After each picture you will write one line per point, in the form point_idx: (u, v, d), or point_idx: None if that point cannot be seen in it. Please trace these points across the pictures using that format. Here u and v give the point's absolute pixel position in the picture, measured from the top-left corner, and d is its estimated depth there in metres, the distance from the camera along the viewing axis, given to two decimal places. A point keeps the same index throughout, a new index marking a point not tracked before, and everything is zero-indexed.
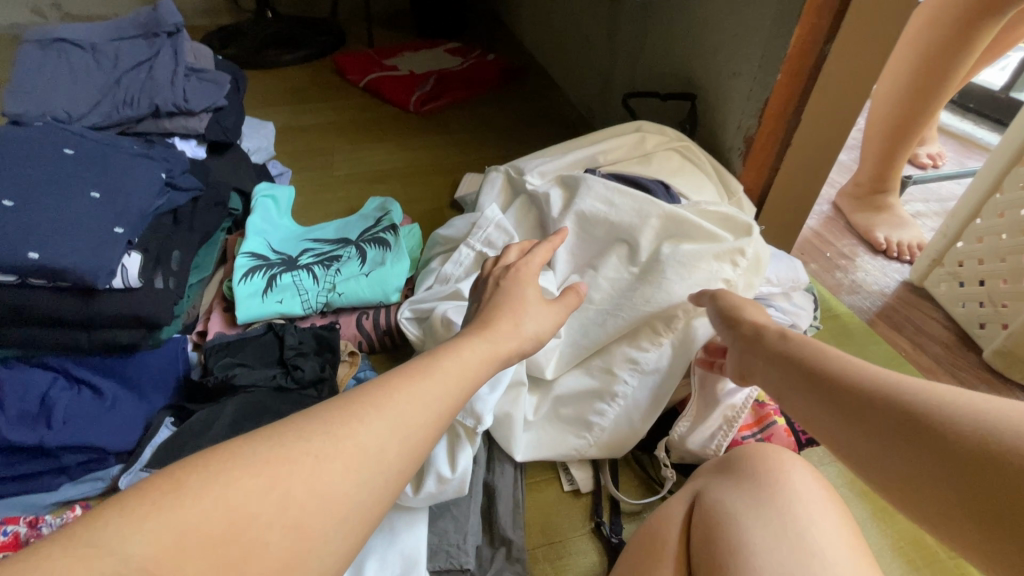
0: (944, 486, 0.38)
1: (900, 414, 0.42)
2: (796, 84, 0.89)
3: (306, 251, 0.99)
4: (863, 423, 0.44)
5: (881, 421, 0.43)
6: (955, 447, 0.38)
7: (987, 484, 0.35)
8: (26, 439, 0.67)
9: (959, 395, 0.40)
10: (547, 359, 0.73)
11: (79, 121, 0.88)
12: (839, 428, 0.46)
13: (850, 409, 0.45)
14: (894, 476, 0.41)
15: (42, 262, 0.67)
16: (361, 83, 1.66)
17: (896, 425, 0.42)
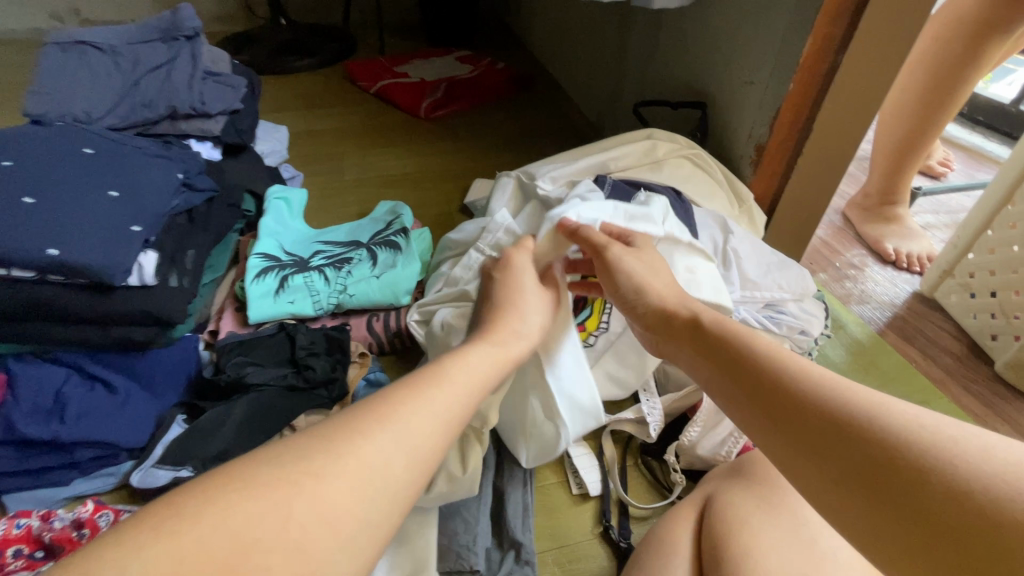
0: (878, 507, 0.35)
1: (839, 427, 0.38)
2: (807, 93, 0.89)
3: (318, 252, 0.99)
4: (798, 430, 0.40)
5: (815, 432, 0.39)
6: (896, 467, 0.35)
7: (927, 513, 0.32)
8: (39, 434, 0.68)
9: (900, 410, 0.38)
10: None
11: (98, 121, 0.89)
12: (771, 432, 0.42)
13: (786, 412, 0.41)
14: (825, 491, 0.37)
15: (61, 258, 0.67)
16: (372, 89, 1.67)
17: (831, 437, 0.38)
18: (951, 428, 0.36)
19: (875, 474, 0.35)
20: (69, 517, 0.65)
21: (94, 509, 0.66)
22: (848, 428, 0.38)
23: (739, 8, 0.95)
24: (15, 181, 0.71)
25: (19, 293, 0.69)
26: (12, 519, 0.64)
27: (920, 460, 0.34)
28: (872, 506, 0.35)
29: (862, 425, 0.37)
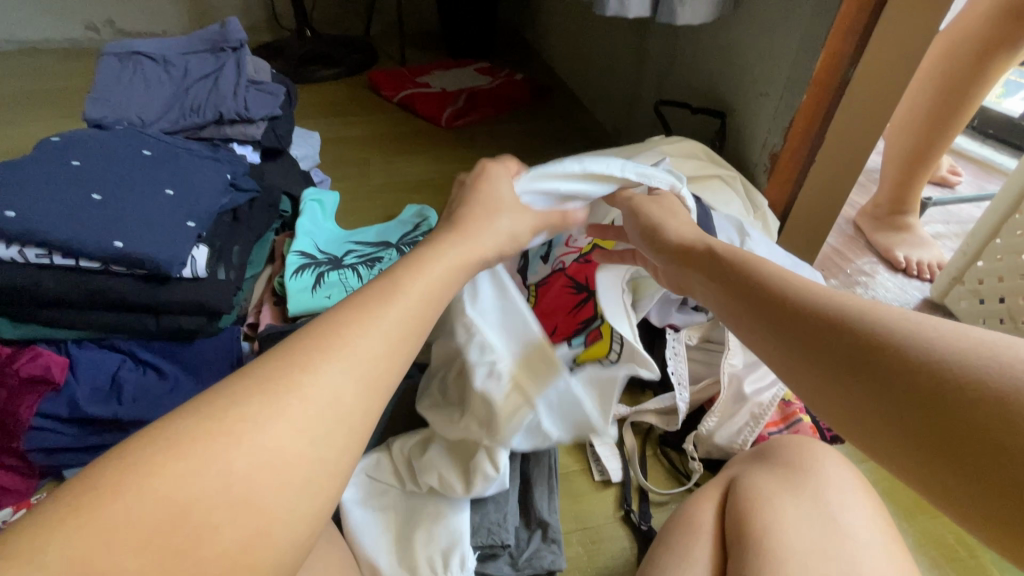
0: (897, 403, 0.36)
1: (861, 346, 0.39)
2: (821, 104, 0.94)
3: (350, 252, 1.05)
4: (819, 355, 0.41)
5: (837, 353, 0.40)
6: (920, 379, 0.35)
7: (954, 414, 0.34)
8: (100, 412, 0.74)
9: (923, 322, 0.38)
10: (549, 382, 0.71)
11: (152, 126, 0.97)
12: (793, 360, 0.43)
13: (812, 338, 0.42)
14: (853, 400, 0.39)
15: (125, 250, 0.73)
16: (395, 99, 1.73)
17: (852, 357, 0.39)
18: (976, 334, 0.36)
19: (898, 389, 0.36)
20: None
21: None
22: (869, 346, 0.38)
23: (754, 23, 1.00)
24: (83, 180, 0.77)
25: (84, 282, 0.75)
26: None
27: (945, 370, 0.35)
28: (896, 420, 0.36)
29: (883, 341, 0.38)
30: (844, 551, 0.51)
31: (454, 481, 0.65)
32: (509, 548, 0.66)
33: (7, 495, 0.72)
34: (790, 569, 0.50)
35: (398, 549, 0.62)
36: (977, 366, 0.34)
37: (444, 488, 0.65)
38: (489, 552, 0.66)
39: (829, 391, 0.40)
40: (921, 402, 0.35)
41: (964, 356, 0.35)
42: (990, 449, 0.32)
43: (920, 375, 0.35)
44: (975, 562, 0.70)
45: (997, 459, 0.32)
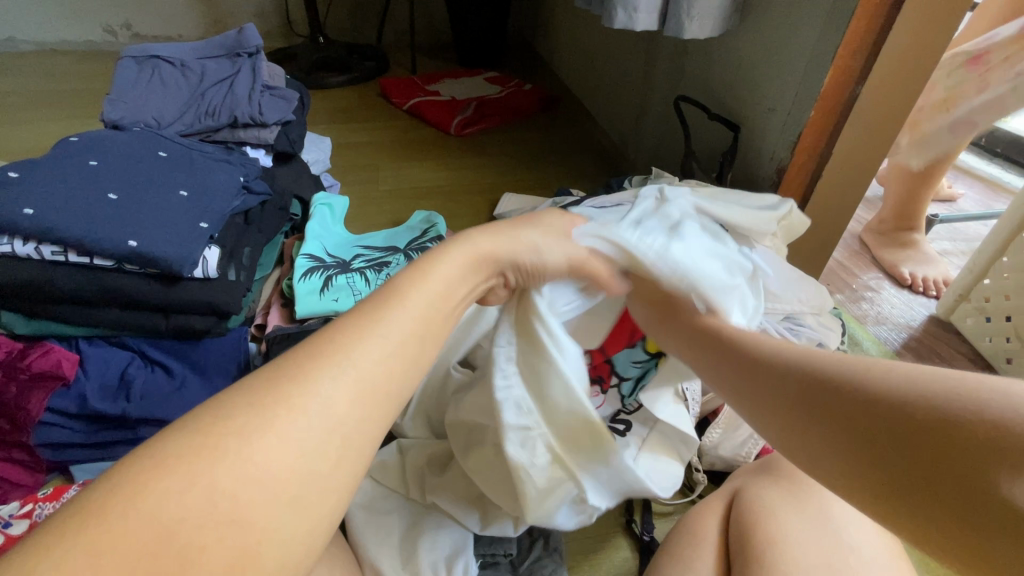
0: (860, 443, 0.39)
1: (827, 393, 0.42)
2: (827, 120, 0.95)
3: (358, 256, 1.05)
4: (795, 408, 0.44)
5: (812, 402, 0.43)
6: (876, 420, 0.38)
7: (902, 434, 0.36)
8: (109, 409, 0.75)
9: (875, 362, 0.41)
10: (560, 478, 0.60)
11: (167, 127, 0.99)
12: (777, 422, 0.46)
13: (779, 396, 0.46)
14: (831, 453, 0.41)
15: (138, 249, 0.74)
16: (405, 106, 1.75)
17: (820, 404, 0.42)
18: (922, 364, 0.39)
19: (862, 431, 0.39)
20: None
21: None
22: (832, 392, 0.42)
23: (761, 39, 1.02)
24: (100, 179, 0.79)
25: (97, 280, 0.76)
26: (83, 486, 0.71)
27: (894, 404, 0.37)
28: (861, 469, 0.38)
29: (844, 387, 0.41)
30: (846, 566, 0.51)
31: (459, 504, 0.65)
32: (511, 557, 0.66)
33: (14, 489, 0.73)
34: None
35: (402, 558, 0.61)
36: (904, 389, 0.37)
37: (449, 505, 0.66)
38: (491, 560, 0.66)
39: (807, 443, 0.43)
40: (871, 434, 0.38)
41: (907, 387, 0.37)
42: (943, 482, 0.34)
43: (861, 410, 0.39)
44: None
45: (950, 470, 0.33)
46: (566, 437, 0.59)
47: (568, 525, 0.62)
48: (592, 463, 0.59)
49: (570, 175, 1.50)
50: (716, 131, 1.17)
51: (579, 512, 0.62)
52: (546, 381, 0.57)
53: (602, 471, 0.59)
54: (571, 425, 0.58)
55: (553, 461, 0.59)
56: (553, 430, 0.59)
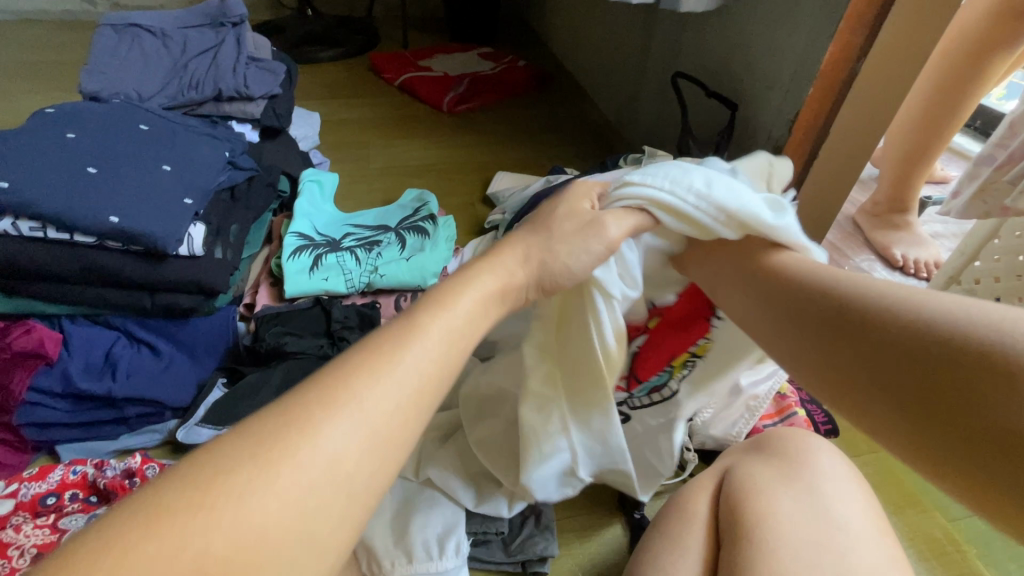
0: (891, 384, 0.38)
1: (837, 319, 0.43)
2: (825, 99, 0.93)
3: (349, 234, 1.04)
4: (802, 329, 0.45)
5: (823, 326, 0.44)
6: (891, 347, 0.39)
7: (942, 386, 0.36)
8: (94, 389, 0.73)
9: (895, 289, 0.41)
10: (554, 459, 0.60)
11: (149, 100, 0.95)
12: (806, 342, 0.45)
13: (817, 321, 0.44)
14: (857, 381, 0.41)
15: (121, 225, 0.72)
16: (397, 82, 1.71)
17: (835, 330, 0.43)
18: (943, 292, 0.39)
19: (868, 357, 0.40)
20: (120, 467, 0.70)
21: (143, 460, 0.70)
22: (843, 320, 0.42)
23: (760, 15, 1.00)
24: (80, 152, 0.76)
25: (79, 256, 0.74)
26: (69, 466, 0.70)
27: (910, 331, 0.38)
28: (861, 392, 0.40)
29: (855, 313, 0.42)
30: (834, 541, 0.52)
31: (453, 483, 0.65)
32: (503, 535, 0.66)
33: None
34: (780, 557, 0.51)
35: (395, 537, 0.61)
36: (961, 337, 0.35)
37: (443, 482, 0.66)
38: (482, 538, 0.66)
39: (812, 364, 0.44)
40: (908, 376, 0.37)
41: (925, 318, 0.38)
42: (953, 408, 0.35)
43: (902, 348, 0.38)
44: (960, 555, 0.71)
45: (984, 426, 0.34)
46: (579, 410, 0.58)
47: (553, 495, 0.64)
48: (595, 439, 0.59)
49: (564, 154, 1.48)
50: (713, 109, 1.15)
51: (567, 484, 0.63)
52: (578, 353, 0.56)
53: (599, 449, 0.60)
54: (589, 399, 0.57)
55: (559, 429, 0.59)
56: (573, 404, 0.58)
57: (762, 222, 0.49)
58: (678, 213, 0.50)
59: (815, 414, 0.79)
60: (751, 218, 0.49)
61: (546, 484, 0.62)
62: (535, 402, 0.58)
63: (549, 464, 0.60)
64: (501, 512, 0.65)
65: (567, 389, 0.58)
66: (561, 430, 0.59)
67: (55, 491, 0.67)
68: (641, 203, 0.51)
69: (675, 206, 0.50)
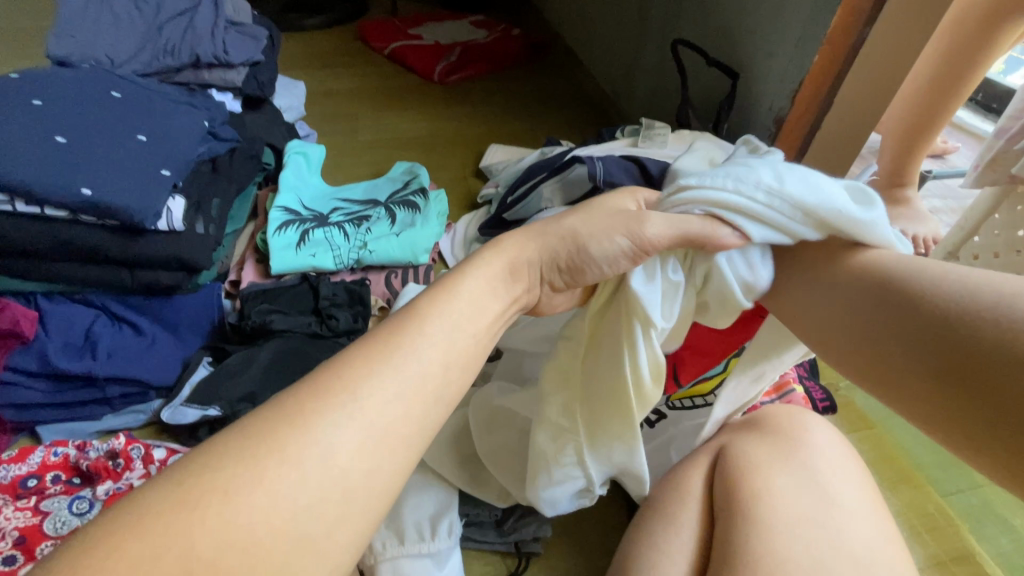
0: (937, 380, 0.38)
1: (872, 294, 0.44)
2: (830, 65, 0.90)
3: (337, 209, 1.00)
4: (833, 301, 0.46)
5: (861, 301, 0.44)
6: (931, 323, 0.39)
7: (988, 384, 0.36)
8: (74, 368, 0.71)
9: (942, 272, 0.41)
10: (568, 480, 0.57)
11: (122, 66, 0.90)
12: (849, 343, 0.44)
13: (863, 320, 0.44)
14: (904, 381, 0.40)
15: (94, 198, 0.69)
16: (386, 51, 1.64)
17: (881, 322, 0.42)
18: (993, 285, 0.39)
19: (908, 333, 0.41)
20: (104, 448, 0.68)
21: (126, 441, 0.69)
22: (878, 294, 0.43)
23: None
24: (48, 120, 0.72)
25: (52, 231, 0.71)
26: (50, 447, 0.68)
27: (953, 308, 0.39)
28: (895, 364, 0.41)
29: (893, 287, 0.43)
30: (832, 518, 0.51)
31: (446, 464, 0.65)
32: (497, 515, 0.66)
33: None
34: (776, 536, 0.50)
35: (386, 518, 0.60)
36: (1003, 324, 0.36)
37: (435, 463, 0.65)
38: (475, 518, 0.66)
39: (843, 334, 0.45)
40: (954, 373, 0.38)
41: (973, 295, 0.39)
42: (1004, 401, 0.35)
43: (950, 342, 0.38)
44: (952, 529, 0.71)
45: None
46: (601, 438, 0.55)
47: (562, 512, 0.62)
48: (614, 467, 0.56)
49: (559, 127, 1.44)
50: (713, 78, 1.11)
51: (578, 503, 0.61)
52: (602, 369, 0.53)
53: (620, 478, 0.57)
54: (610, 428, 0.54)
55: (579, 449, 0.55)
56: (593, 430, 0.55)
57: (855, 219, 0.44)
58: (755, 218, 0.46)
59: (813, 391, 0.78)
60: (837, 216, 0.44)
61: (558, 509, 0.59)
62: (555, 418, 0.56)
63: (559, 485, 0.57)
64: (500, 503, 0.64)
65: (588, 410, 0.55)
66: (577, 457, 0.56)
67: (36, 473, 0.66)
68: (708, 209, 0.47)
69: (752, 210, 0.46)
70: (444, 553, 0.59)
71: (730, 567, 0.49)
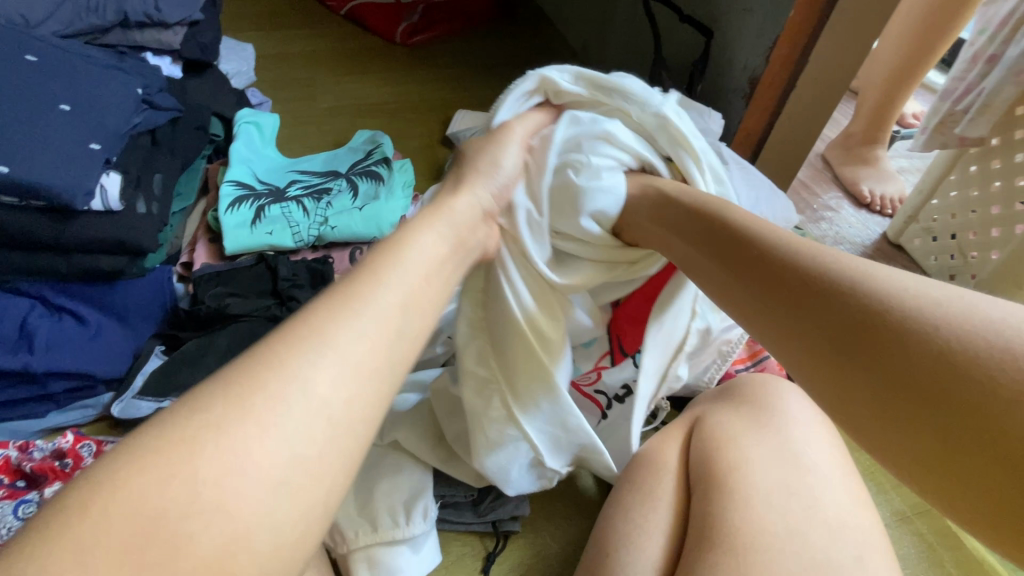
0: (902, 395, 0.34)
1: (778, 286, 0.41)
2: (807, 19, 0.86)
3: (294, 182, 0.94)
4: (746, 289, 0.44)
5: (822, 308, 0.38)
6: (857, 327, 0.36)
7: (955, 408, 0.32)
8: (10, 364, 0.65)
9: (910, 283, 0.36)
10: (500, 446, 0.57)
11: (39, 26, 0.80)
12: (804, 343, 0.39)
13: (824, 315, 0.38)
14: (863, 391, 0.36)
15: (12, 176, 0.62)
16: (343, 11, 1.52)
17: (837, 323, 0.37)
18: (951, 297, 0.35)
19: (831, 334, 0.37)
20: (49, 448, 0.64)
21: (74, 440, 0.65)
22: (785, 287, 0.41)
23: None
24: None
25: None
26: None
27: (872, 310, 0.36)
28: (820, 368, 0.38)
29: (801, 283, 0.40)
30: (806, 485, 0.51)
31: (418, 448, 0.62)
32: (472, 497, 0.65)
33: None
34: (753, 505, 0.50)
35: (359, 504, 0.58)
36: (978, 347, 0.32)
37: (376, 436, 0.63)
38: (452, 500, 0.65)
39: (807, 346, 0.39)
40: (913, 391, 0.34)
41: (944, 325, 0.34)
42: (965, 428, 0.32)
43: (915, 357, 0.34)
44: None
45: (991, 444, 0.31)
46: (520, 389, 0.55)
47: (529, 489, 0.60)
48: (549, 419, 0.56)
49: None
50: (688, 37, 1.07)
51: (541, 475, 0.60)
52: (504, 330, 0.55)
53: (559, 433, 0.57)
54: (530, 379, 0.55)
55: (504, 414, 0.56)
56: (514, 385, 0.56)
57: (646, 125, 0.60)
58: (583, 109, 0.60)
59: None
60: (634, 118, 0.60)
61: (516, 478, 0.59)
62: (469, 389, 0.57)
63: (500, 451, 0.57)
64: (477, 480, 0.63)
65: (501, 367, 0.56)
66: (505, 417, 0.56)
67: None
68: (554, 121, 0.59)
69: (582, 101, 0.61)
70: (420, 537, 0.58)
71: (707, 538, 0.49)
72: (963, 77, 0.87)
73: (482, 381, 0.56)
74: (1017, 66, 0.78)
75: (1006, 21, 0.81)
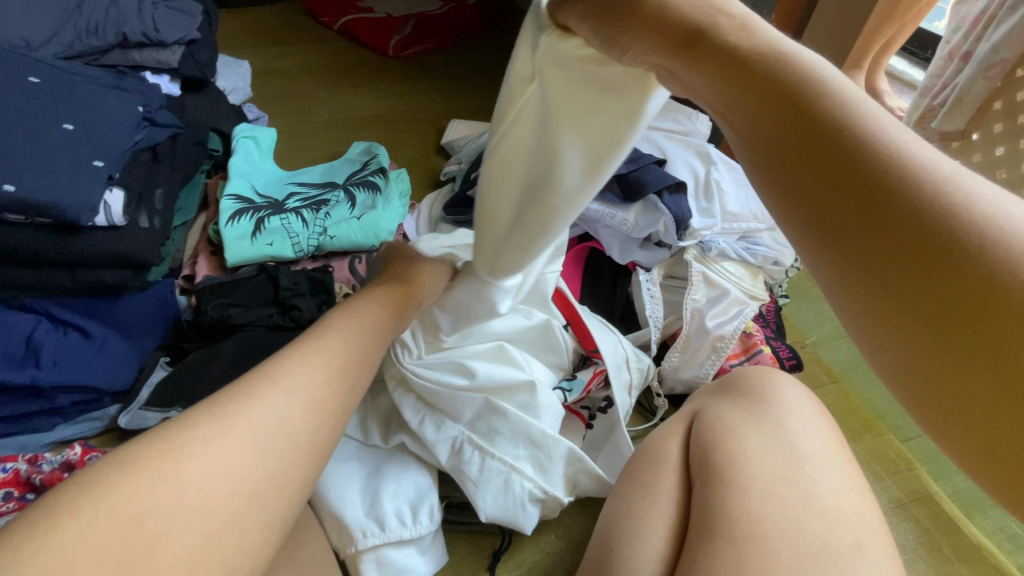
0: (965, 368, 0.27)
1: (865, 191, 0.29)
2: None
3: (292, 195, 0.96)
4: (804, 177, 0.31)
5: (895, 233, 0.28)
6: (959, 280, 0.27)
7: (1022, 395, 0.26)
8: (17, 378, 0.67)
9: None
10: (485, 488, 0.60)
11: (40, 49, 0.82)
12: (863, 264, 0.29)
13: (895, 239, 0.28)
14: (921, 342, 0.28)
15: (19, 194, 0.64)
16: (336, 26, 1.54)
17: (915, 254, 0.28)
18: None
19: (935, 296, 0.27)
20: (57, 460, 0.65)
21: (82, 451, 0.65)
22: (881, 189, 0.29)
23: None
24: None
25: None
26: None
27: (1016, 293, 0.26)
28: (888, 300, 0.29)
29: (917, 212, 0.28)
30: (801, 474, 0.53)
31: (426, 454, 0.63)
32: None
33: None
34: (750, 496, 0.51)
35: (364, 505, 0.59)
36: None
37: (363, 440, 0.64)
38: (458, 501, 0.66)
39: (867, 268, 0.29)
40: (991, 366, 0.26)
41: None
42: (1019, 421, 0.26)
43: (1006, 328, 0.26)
44: (912, 473, 0.74)
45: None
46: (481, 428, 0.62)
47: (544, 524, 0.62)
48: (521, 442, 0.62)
49: None
50: None
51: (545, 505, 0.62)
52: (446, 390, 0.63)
53: (536, 452, 0.62)
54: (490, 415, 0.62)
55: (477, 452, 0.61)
56: (473, 428, 0.63)
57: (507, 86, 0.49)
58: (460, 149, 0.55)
59: (782, 350, 0.82)
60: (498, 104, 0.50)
61: (527, 515, 0.60)
62: (445, 453, 0.61)
63: (491, 492, 0.60)
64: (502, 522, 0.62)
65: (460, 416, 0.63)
66: (477, 454, 0.61)
67: None
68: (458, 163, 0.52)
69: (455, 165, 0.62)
70: (426, 539, 0.60)
71: (706, 528, 0.50)
72: (942, 73, 0.91)
73: (451, 438, 0.62)
74: (988, 63, 0.79)
75: (978, 18, 0.85)
